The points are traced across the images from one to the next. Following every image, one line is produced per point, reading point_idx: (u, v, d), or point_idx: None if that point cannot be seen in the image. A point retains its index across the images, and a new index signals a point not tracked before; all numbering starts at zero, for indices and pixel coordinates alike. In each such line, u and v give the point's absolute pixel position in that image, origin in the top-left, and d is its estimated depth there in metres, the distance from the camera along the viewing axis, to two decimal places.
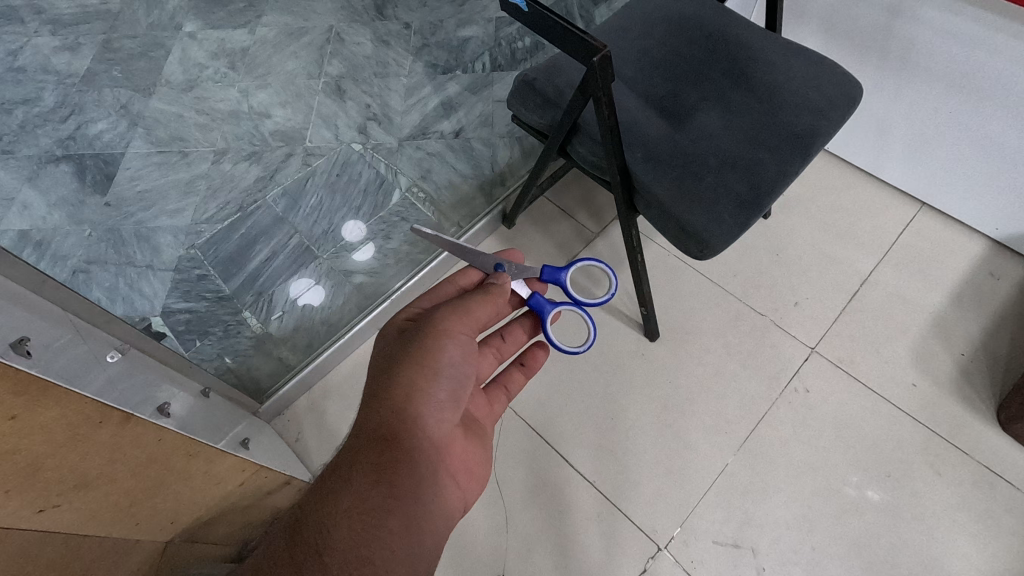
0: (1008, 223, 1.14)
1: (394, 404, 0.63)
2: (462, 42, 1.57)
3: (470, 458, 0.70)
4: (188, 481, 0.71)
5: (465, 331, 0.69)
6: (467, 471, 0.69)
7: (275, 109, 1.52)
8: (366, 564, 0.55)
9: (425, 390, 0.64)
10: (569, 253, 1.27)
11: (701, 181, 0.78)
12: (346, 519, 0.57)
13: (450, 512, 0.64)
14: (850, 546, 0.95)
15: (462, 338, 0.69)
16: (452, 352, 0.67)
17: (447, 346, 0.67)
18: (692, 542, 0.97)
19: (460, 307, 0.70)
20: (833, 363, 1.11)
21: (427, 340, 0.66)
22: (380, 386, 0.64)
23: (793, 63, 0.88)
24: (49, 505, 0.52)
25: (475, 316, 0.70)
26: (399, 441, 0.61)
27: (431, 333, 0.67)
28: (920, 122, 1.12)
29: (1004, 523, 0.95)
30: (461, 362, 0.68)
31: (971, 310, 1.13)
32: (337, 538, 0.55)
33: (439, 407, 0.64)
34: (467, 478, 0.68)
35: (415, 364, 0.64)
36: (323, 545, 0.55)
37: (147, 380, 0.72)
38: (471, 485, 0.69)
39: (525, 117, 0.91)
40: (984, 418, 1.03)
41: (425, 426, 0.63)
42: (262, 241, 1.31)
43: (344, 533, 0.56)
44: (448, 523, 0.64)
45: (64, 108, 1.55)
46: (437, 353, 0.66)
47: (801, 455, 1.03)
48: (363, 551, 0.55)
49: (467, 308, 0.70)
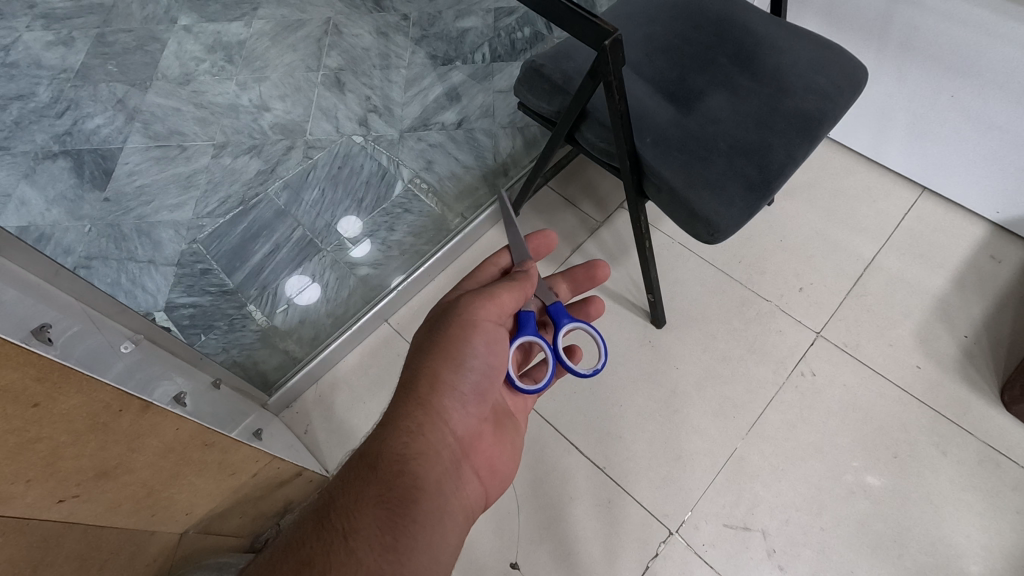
0: (1008, 206, 1.15)
1: (420, 394, 0.63)
2: (462, 33, 1.56)
3: (491, 454, 0.70)
4: (205, 471, 0.71)
5: (493, 321, 0.68)
6: (489, 468, 0.69)
7: (275, 102, 1.51)
8: (391, 552, 0.53)
9: (450, 383, 0.64)
10: (574, 242, 1.27)
11: (711, 165, 0.79)
12: (372, 506, 0.55)
13: (469, 505, 0.64)
14: (859, 527, 0.96)
15: (490, 329, 0.68)
16: (480, 344, 0.66)
17: (474, 338, 0.66)
18: (702, 526, 0.98)
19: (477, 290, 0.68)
20: (838, 347, 1.12)
21: (453, 329, 0.66)
22: (407, 376, 0.65)
23: (799, 47, 0.89)
24: (68, 495, 0.52)
25: (504, 303, 0.69)
26: (423, 431, 0.61)
27: (459, 325, 0.66)
28: (920, 108, 1.13)
29: (1009, 501, 0.96)
30: (487, 354, 0.67)
31: (973, 293, 1.15)
32: (363, 524, 0.54)
33: (464, 401, 0.65)
34: (488, 475, 0.68)
35: (441, 353, 0.64)
36: (349, 529, 0.54)
37: (160, 371, 0.72)
38: (492, 482, 0.69)
39: (533, 104, 0.91)
40: (987, 399, 1.04)
41: (448, 418, 0.64)
42: (265, 234, 1.31)
43: (369, 520, 0.54)
44: (468, 517, 0.63)
45: (59, 103, 1.53)
46: (463, 347, 0.65)
47: (808, 438, 1.04)
48: (389, 537, 0.54)
49: (493, 293, 0.68)
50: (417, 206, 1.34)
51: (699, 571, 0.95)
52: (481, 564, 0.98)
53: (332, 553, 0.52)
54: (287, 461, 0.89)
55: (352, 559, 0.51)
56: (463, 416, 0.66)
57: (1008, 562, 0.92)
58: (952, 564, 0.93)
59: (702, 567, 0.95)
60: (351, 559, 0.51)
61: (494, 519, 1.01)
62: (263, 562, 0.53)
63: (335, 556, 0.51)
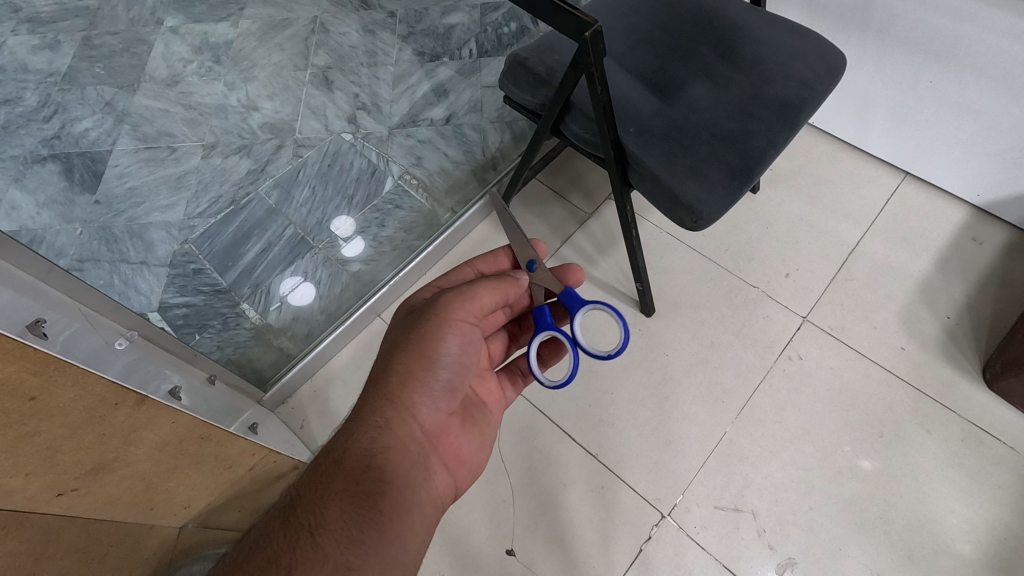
0: (989, 189, 1.17)
1: (390, 390, 0.63)
2: (448, 29, 1.57)
3: (461, 445, 0.72)
4: (201, 465, 0.72)
5: (470, 319, 0.68)
6: (458, 459, 0.71)
7: (263, 101, 1.51)
8: (358, 544, 0.54)
9: (421, 380, 0.64)
10: (564, 234, 1.28)
11: (694, 154, 0.80)
12: (339, 501, 0.56)
13: (436, 495, 0.65)
14: (846, 505, 0.99)
15: (466, 329, 0.67)
16: (455, 342, 0.65)
17: (449, 336, 0.65)
18: (693, 509, 1.00)
19: (458, 288, 0.67)
20: (825, 331, 1.13)
21: (429, 326, 0.64)
22: (378, 370, 0.65)
23: (777, 36, 0.90)
24: (67, 489, 0.53)
25: (481, 303, 0.68)
26: (392, 426, 0.62)
27: (434, 321, 0.65)
28: (900, 94, 1.15)
29: (992, 476, 0.98)
30: (461, 353, 0.66)
31: (955, 275, 1.17)
32: (329, 519, 0.55)
33: (435, 397, 0.66)
34: (457, 465, 0.70)
35: (412, 351, 0.64)
36: (316, 525, 0.55)
37: (154, 368, 0.73)
38: (462, 473, 0.70)
39: (518, 97, 0.93)
40: (971, 378, 1.07)
41: (416, 413, 0.64)
42: (257, 233, 1.31)
43: (336, 514, 0.55)
44: (437, 506, 0.65)
45: (46, 107, 1.52)
46: (437, 343, 0.64)
47: (796, 420, 1.06)
48: (356, 531, 0.54)
49: (472, 293, 0.67)
50: (407, 202, 1.35)
51: (690, 552, 0.97)
52: (476, 552, 1.00)
53: (299, 549, 0.53)
54: (282, 455, 0.91)
55: (318, 554, 0.53)
56: (433, 411, 0.66)
57: (991, 535, 0.95)
58: (938, 538, 0.95)
59: (695, 548, 0.97)
60: (318, 554, 0.53)
61: (489, 507, 1.03)
62: (233, 557, 0.54)
63: (302, 552, 0.53)
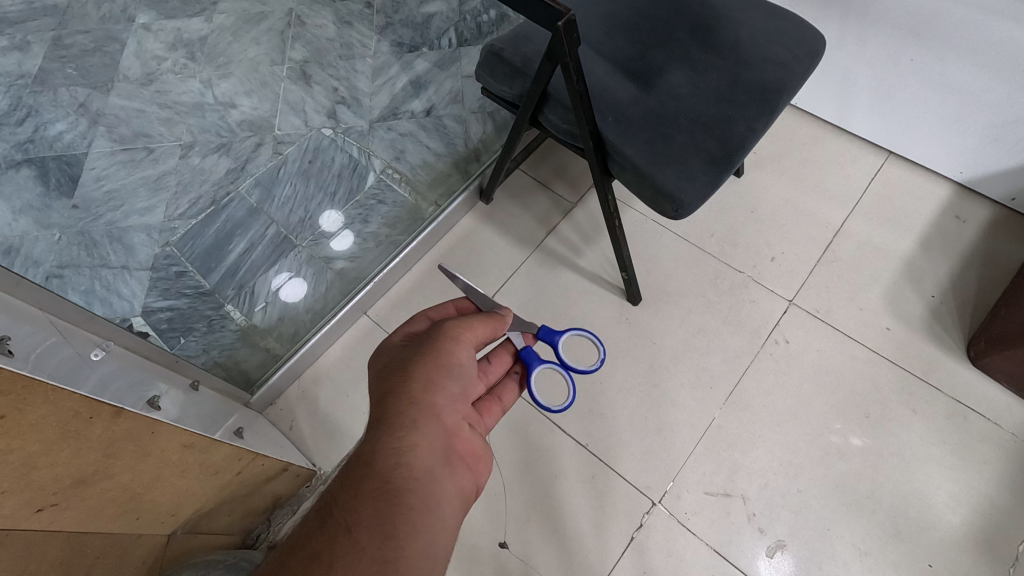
0: (971, 165, 1.17)
1: (412, 393, 0.62)
2: (427, 18, 1.55)
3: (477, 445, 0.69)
4: (185, 473, 0.71)
5: (472, 343, 0.71)
6: (476, 456, 0.68)
7: (240, 98, 1.49)
8: (392, 538, 0.53)
9: (438, 383, 0.64)
10: (548, 224, 1.28)
11: (673, 142, 0.79)
12: (370, 498, 0.55)
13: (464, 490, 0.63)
14: (834, 485, 0.99)
15: (470, 348, 0.70)
16: (466, 354, 0.69)
17: (460, 350, 0.68)
18: (684, 495, 1.00)
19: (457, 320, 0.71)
20: (810, 314, 1.14)
21: (438, 343, 0.67)
22: (392, 381, 0.64)
23: (755, 19, 0.89)
24: (46, 504, 0.52)
25: (477, 333, 0.71)
26: (417, 425, 0.61)
27: (440, 338, 0.68)
28: (882, 73, 1.14)
29: (978, 452, 1.00)
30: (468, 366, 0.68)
31: (939, 253, 1.17)
32: (364, 515, 0.54)
33: (454, 400, 0.66)
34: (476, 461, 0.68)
35: (426, 362, 0.65)
36: (350, 522, 0.54)
37: (135, 376, 0.71)
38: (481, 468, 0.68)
39: (495, 88, 0.91)
40: (956, 355, 1.08)
41: (442, 414, 0.63)
42: (239, 233, 1.30)
43: (369, 511, 0.54)
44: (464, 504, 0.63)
45: (18, 110, 1.49)
46: (447, 354, 0.67)
47: (783, 403, 1.06)
48: (390, 524, 0.54)
49: (471, 323, 0.71)
50: (390, 197, 1.33)
51: (682, 539, 0.98)
52: (469, 548, 1.00)
53: (337, 545, 0.52)
54: (272, 458, 0.90)
55: (355, 548, 0.52)
56: (453, 414, 0.66)
57: (977, 509, 0.96)
58: (924, 514, 0.96)
59: (686, 535, 0.98)
60: (355, 548, 0.52)
61: (481, 502, 1.02)
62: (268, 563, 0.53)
63: (339, 547, 0.52)
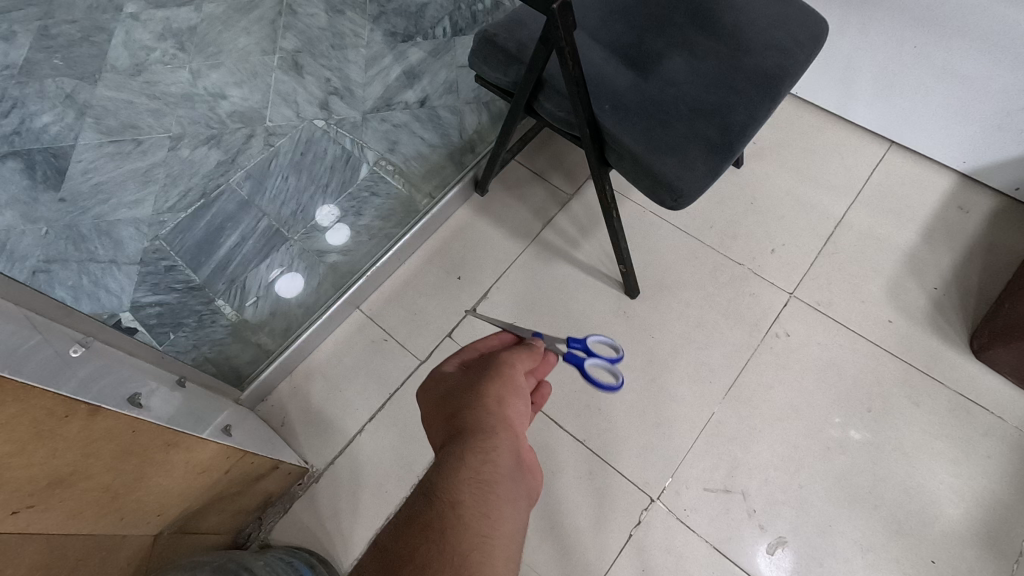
0: (975, 155, 1.15)
1: (481, 401, 0.47)
2: (421, 7, 1.52)
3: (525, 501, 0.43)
4: (170, 472, 0.69)
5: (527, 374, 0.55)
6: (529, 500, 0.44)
7: (231, 89, 1.46)
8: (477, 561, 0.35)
9: (508, 396, 0.49)
10: (545, 217, 1.25)
11: (672, 129, 0.77)
12: (426, 530, 0.37)
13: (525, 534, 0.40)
14: (835, 481, 0.98)
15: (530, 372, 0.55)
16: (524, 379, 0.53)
17: (522, 359, 0.55)
18: (683, 491, 0.99)
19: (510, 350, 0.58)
20: (811, 307, 1.12)
21: (500, 362, 0.53)
22: (452, 395, 0.49)
23: (756, 3, 0.86)
24: (22, 506, 0.50)
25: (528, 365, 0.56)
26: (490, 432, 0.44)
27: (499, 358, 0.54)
28: (885, 61, 1.12)
29: (981, 446, 0.98)
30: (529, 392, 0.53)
31: (942, 244, 1.15)
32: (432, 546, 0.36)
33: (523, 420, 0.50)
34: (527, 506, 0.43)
35: (491, 378, 0.50)
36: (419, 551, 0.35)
37: (118, 373, 0.69)
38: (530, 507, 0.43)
39: (489, 76, 0.89)
40: (958, 348, 1.06)
41: (519, 425, 0.47)
42: (230, 226, 1.27)
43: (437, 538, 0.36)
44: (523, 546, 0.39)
45: (4, 101, 1.46)
46: (512, 372, 0.52)
47: (783, 397, 1.05)
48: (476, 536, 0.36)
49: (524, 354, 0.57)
50: (384, 189, 1.31)
51: (681, 536, 0.96)
52: None
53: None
54: (262, 455, 0.88)
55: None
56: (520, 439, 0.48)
57: (980, 504, 0.94)
58: (927, 508, 0.95)
59: (685, 531, 0.96)
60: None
61: None
62: None
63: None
